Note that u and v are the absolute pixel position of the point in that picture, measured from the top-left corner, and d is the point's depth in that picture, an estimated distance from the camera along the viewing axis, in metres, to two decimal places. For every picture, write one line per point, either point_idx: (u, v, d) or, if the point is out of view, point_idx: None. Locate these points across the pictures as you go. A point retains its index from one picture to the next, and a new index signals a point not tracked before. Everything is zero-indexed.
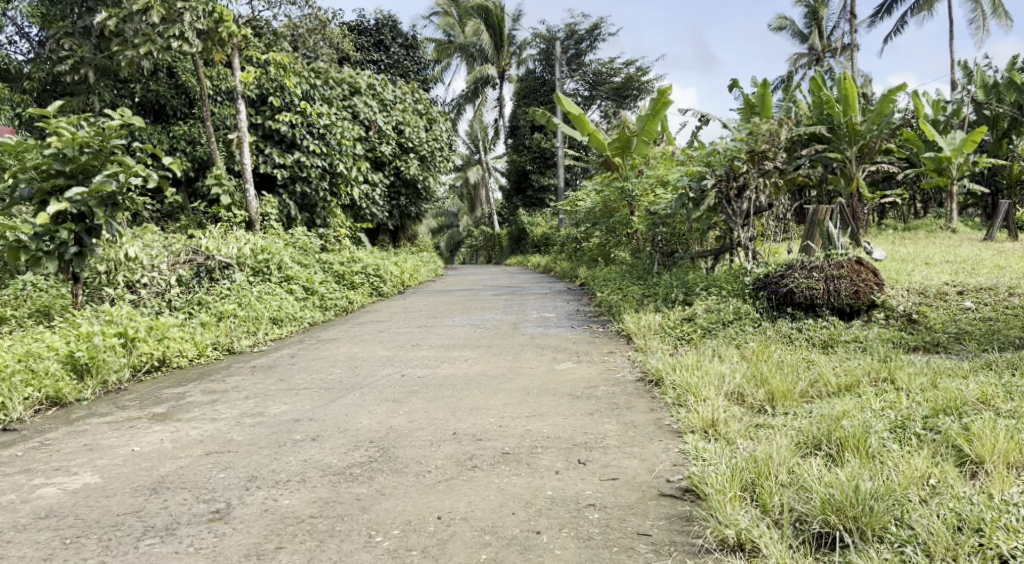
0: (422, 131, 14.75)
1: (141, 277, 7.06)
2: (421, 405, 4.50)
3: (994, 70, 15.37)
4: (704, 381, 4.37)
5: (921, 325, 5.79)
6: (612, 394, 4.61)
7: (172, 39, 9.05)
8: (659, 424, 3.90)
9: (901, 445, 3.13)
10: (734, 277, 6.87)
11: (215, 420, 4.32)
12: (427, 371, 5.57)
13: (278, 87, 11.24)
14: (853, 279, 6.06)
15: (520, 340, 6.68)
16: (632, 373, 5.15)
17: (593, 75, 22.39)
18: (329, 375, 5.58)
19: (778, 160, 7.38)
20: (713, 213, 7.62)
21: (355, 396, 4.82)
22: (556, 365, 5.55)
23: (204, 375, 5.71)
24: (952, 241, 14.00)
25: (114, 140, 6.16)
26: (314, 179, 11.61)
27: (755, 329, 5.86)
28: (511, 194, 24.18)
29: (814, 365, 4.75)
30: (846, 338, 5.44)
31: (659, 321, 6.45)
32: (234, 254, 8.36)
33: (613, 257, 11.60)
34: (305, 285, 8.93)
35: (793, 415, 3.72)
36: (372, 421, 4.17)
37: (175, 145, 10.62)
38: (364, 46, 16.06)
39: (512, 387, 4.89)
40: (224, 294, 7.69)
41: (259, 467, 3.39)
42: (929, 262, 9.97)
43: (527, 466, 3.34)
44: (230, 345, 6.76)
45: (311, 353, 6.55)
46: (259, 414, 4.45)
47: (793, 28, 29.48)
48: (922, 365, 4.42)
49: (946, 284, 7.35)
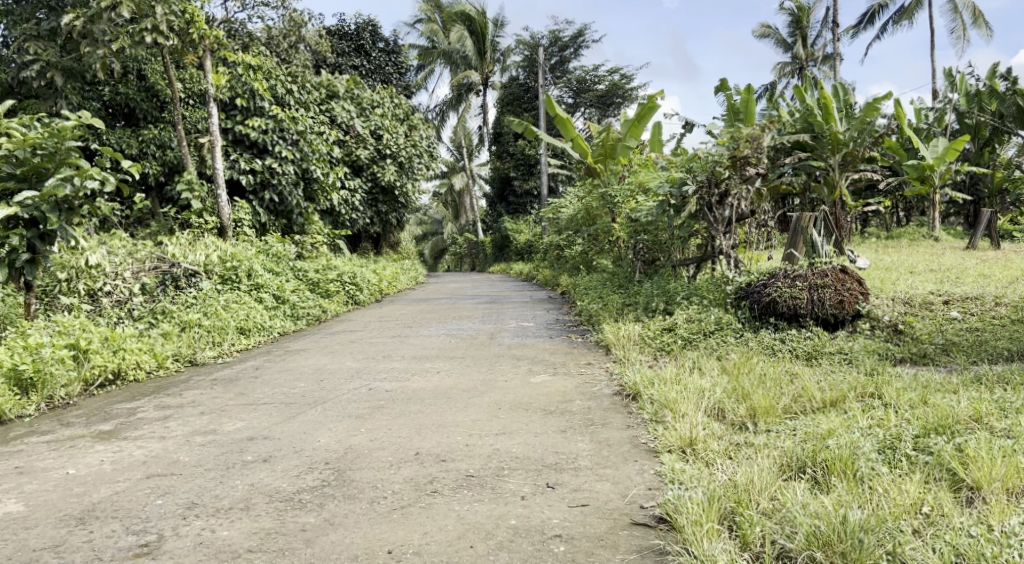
0: (401, 136, 14.51)
1: (103, 284, 6.78)
2: (385, 421, 4.25)
3: (976, 79, 15.37)
4: (683, 395, 4.16)
5: (907, 335, 5.63)
6: (588, 409, 4.38)
7: (143, 33, 8.70)
8: (636, 442, 3.68)
9: (892, 468, 2.93)
10: (716, 287, 6.69)
11: (163, 438, 4.05)
12: (396, 384, 5.32)
13: (249, 90, 10.96)
14: (837, 288, 5.88)
15: (496, 351, 6.44)
16: (609, 386, 4.92)
17: (577, 82, 22.32)
18: (292, 388, 5.31)
19: (761, 166, 7.12)
20: (694, 220, 7.49)
21: (316, 412, 4.56)
22: (532, 377, 5.31)
23: (160, 388, 5.43)
24: (935, 250, 13.94)
25: (70, 142, 5.88)
26: (286, 185, 11.31)
27: (736, 340, 5.66)
28: (495, 202, 23.98)
29: (798, 378, 4.54)
30: (830, 349, 5.25)
31: (638, 331, 6.24)
32: (201, 261, 8.06)
33: (595, 265, 11.40)
34: (276, 293, 8.62)
35: (777, 433, 3.51)
36: (331, 440, 3.91)
37: (145, 149, 10.33)
38: (345, 50, 15.81)
39: (483, 402, 4.64)
40: (190, 303, 7.40)
41: (200, 493, 3.14)
42: (913, 271, 9.84)
43: (491, 490, 3.11)
44: (192, 357, 6.49)
45: (277, 365, 6.28)
46: (212, 431, 4.18)
47: (777, 36, 29.56)
48: (909, 379, 4.23)
49: (932, 294, 7.21)
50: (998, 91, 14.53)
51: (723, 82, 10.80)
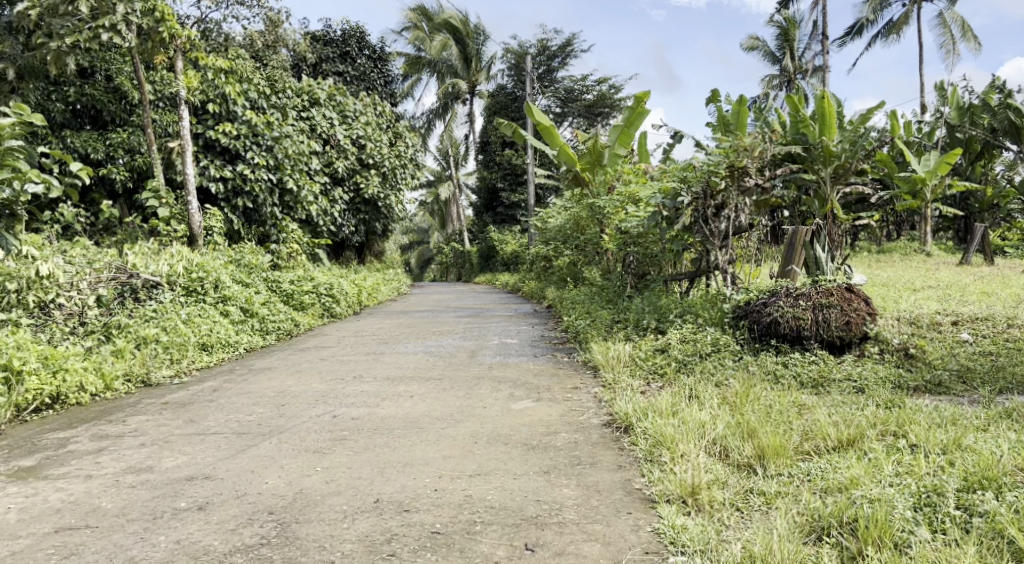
0: (386, 145, 14.08)
1: (55, 297, 6.21)
2: (345, 458, 3.76)
3: (968, 92, 15.08)
4: (681, 430, 3.70)
5: (919, 361, 5.22)
6: (573, 445, 3.90)
7: (102, 31, 8.28)
8: (630, 488, 3.23)
9: (934, 534, 2.62)
10: (711, 305, 6.28)
11: (90, 477, 3.54)
12: (363, 410, 4.82)
13: (221, 95, 10.41)
14: (843, 308, 5.45)
15: (476, 372, 5.95)
16: (598, 416, 4.46)
17: (565, 92, 21.94)
18: (248, 415, 4.79)
19: (761, 177, 6.70)
20: (690, 233, 7.01)
21: (269, 445, 4.06)
22: (513, 404, 4.83)
23: (103, 413, 4.91)
24: (931, 265, 13.60)
25: (11, 142, 5.53)
26: (260, 193, 10.82)
27: (736, 364, 5.21)
28: (481, 211, 23.53)
29: (809, 412, 4.08)
30: (838, 376, 4.85)
31: (629, 351, 5.76)
32: (164, 272, 7.50)
33: (583, 277, 10.95)
34: (244, 306, 8.08)
35: (790, 481, 3.15)
36: (280, 482, 3.41)
37: (111, 153, 9.80)
38: (328, 56, 15.31)
39: (458, 434, 4.15)
40: (148, 317, 6.85)
41: (113, 554, 2.78)
42: (913, 288, 9.46)
43: (458, 554, 2.77)
44: (146, 377, 5.97)
45: (237, 387, 5.74)
46: (148, 468, 3.67)
47: (764, 48, 29.37)
48: (933, 413, 3.80)
49: (939, 313, 6.82)
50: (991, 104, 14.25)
51: (714, 93, 10.45)
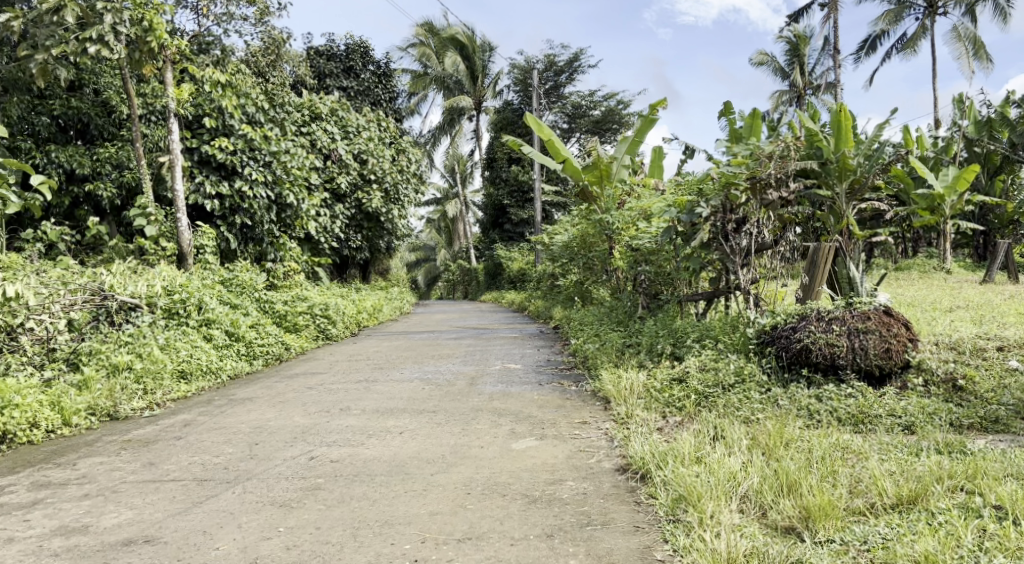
0: (388, 160, 13.57)
1: (23, 321, 5.68)
2: (316, 513, 3.25)
3: (986, 106, 14.53)
4: (710, 483, 3.11)
5: (969, 394, 4.62)
6: (582, 498, 3.33)
7: (88, 42, 7.80)
8: (651, 559, 2.78)
9: None
10: (733, 327, 5.69)
11: (10, 541, 3.05)
12: (344, 451, 4.27)
13: (217, 107, 9.91)
14: (882, 333, 4.90)
15: (475, 403, 5.38)
16: (611, 459, 3.90)
17: (572, 107, 21.46)
18: (215, 457, 4.25)
19: (786, 191, 6.16)
20: (706, 250, 6.45)
21: (232, 495, 3.54)
22: (513, 443, 4.26)
23: (53, 455, 4.40)
24: (953, 284, 13.00)
25: None
26: (258, 210, 10.33)
27: (763, 398, 4.64)
28: (487, 228, 23.02)
29: (857, 458, 3.51)
30: (880, 413, 4.31)
31: (643, 381, 5.20)
32: (143, 293, 6.92)
33: (592, 296, 10.38)
34: (229, 329, 7.53)
35: (845, 551, 2.68)
36: (233, 548, 2.93)
37: (99, 169, 9.34)
38: (332, 71, 14.98)
39: (449, 482, 3.61)
40: (123, 342, 6.33)
41: None
42: (940, 309, 8.89)
43: None
44: (113, 410, 5.42)
45: (212, 421, 5.19)
46: (82, 528, 3.15)
47: (774, 63, 28.90)
48: (1010, 463, 3.23)
49: (980, 337, 6.24)
50: (1010, 117, 13.78)
51: (726, 107, 9.92)
